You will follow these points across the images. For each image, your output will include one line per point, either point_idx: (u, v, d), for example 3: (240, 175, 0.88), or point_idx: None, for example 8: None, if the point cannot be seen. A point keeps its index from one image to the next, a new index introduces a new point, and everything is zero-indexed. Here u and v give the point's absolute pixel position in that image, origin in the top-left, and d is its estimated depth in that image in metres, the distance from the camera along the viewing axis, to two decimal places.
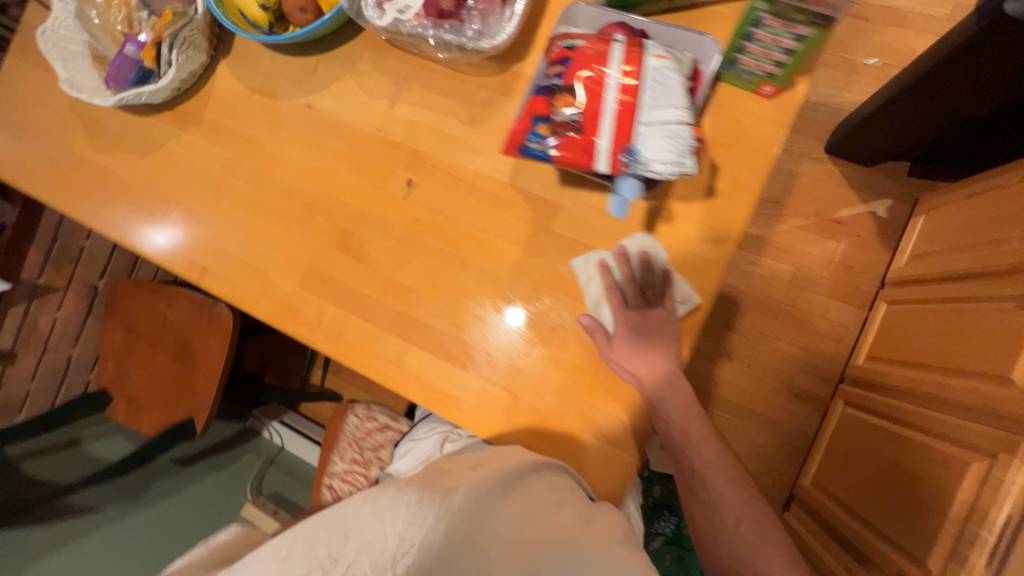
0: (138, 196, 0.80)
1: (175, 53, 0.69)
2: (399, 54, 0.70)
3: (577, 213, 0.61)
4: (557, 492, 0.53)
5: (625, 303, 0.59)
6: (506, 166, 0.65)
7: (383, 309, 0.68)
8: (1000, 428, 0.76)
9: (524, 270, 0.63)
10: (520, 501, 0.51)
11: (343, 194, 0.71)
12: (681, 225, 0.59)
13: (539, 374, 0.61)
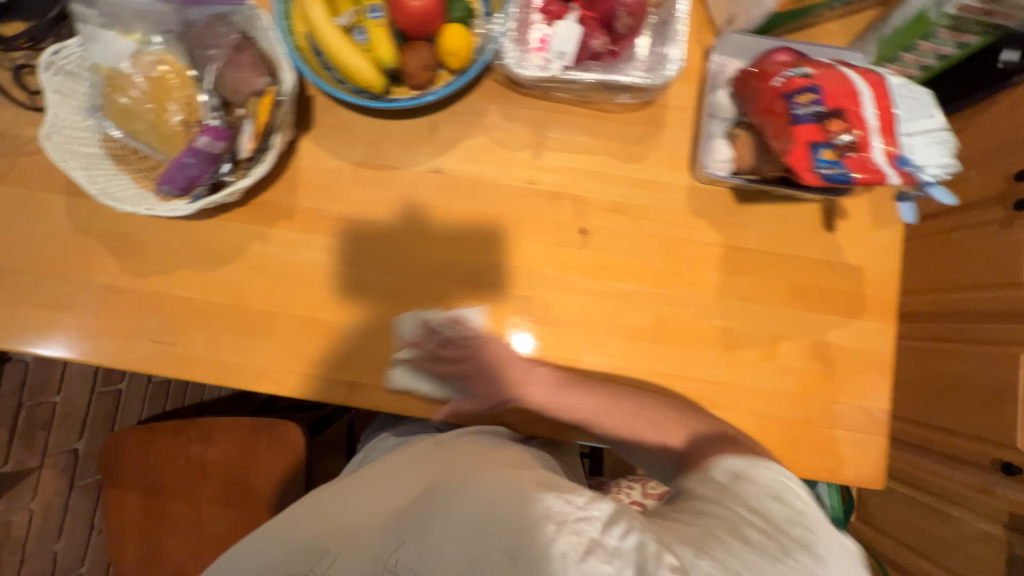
0: (225, 318, 0.64)
1: (276, 139, 0.59)
2: (528, 101, 0.66)
3: (763, 226, 0.64)
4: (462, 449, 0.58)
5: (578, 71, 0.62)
6: (681, 195, 0.65)
7: (594, 369, 0.63)
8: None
9: (730, 292, 0.64)
10: (410, 471, 0.56)
11: (506, 256, 0.64)
12: (855, 217, 0.64)
13: (776, 387, 0.62)
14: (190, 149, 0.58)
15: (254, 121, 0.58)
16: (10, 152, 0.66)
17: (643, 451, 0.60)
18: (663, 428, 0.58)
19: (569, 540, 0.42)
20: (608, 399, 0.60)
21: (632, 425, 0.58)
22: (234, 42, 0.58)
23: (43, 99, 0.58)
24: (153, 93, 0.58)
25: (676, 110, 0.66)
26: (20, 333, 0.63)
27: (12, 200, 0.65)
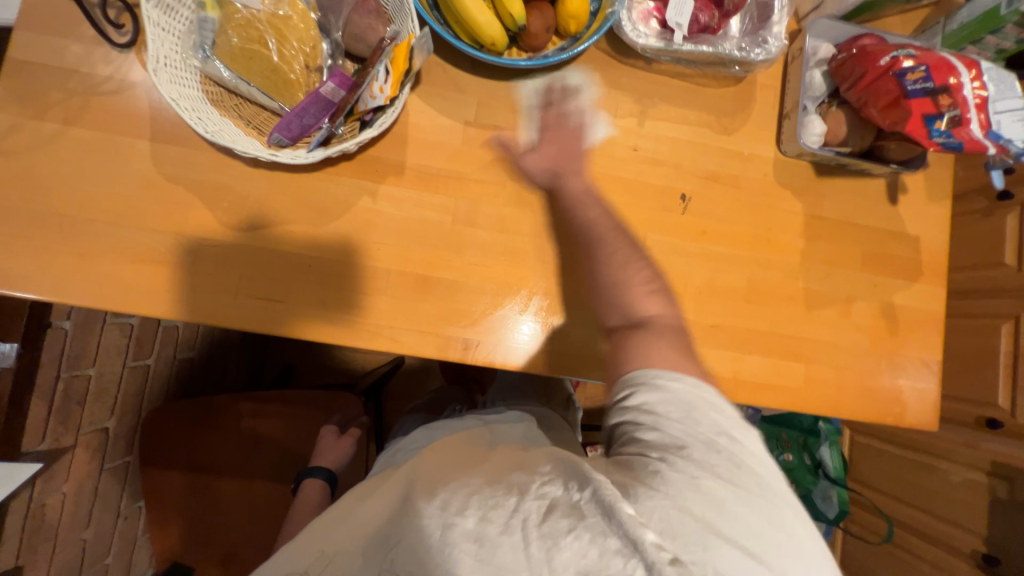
0: (333, 275, 0.62)
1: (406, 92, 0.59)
2: (631, 71, 0.68)
3: (839, 197, 0.71)
4: (445, 454, 0.61)
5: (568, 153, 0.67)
6: (769, 166, 0.70)
7: (694, 327, 0.67)
8: (1009, 297, 1.10)
9: (811, 257, 0.70)
10: (398, 476, 0.60)
11: (612, 219, 0.67)
12: (914, 192, 0.72)
13: (849, 342, 0.69)
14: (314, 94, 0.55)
15: (388, 65, 0.56)
16: (81, 92, 0.60)
17: (609, 316, 0.59)
18: (644, 298, 0.58)
19: (481, 507, 0.44)
20: (612, 266, 0.60)
21: (617, 279, 0.60)
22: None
23: (145, 30, 0.53)
24: (275, 32, 0.55)
25: (765, 87, 0.70)
26: (106, 287, 0.58)
27: (89, 143, 0.59)
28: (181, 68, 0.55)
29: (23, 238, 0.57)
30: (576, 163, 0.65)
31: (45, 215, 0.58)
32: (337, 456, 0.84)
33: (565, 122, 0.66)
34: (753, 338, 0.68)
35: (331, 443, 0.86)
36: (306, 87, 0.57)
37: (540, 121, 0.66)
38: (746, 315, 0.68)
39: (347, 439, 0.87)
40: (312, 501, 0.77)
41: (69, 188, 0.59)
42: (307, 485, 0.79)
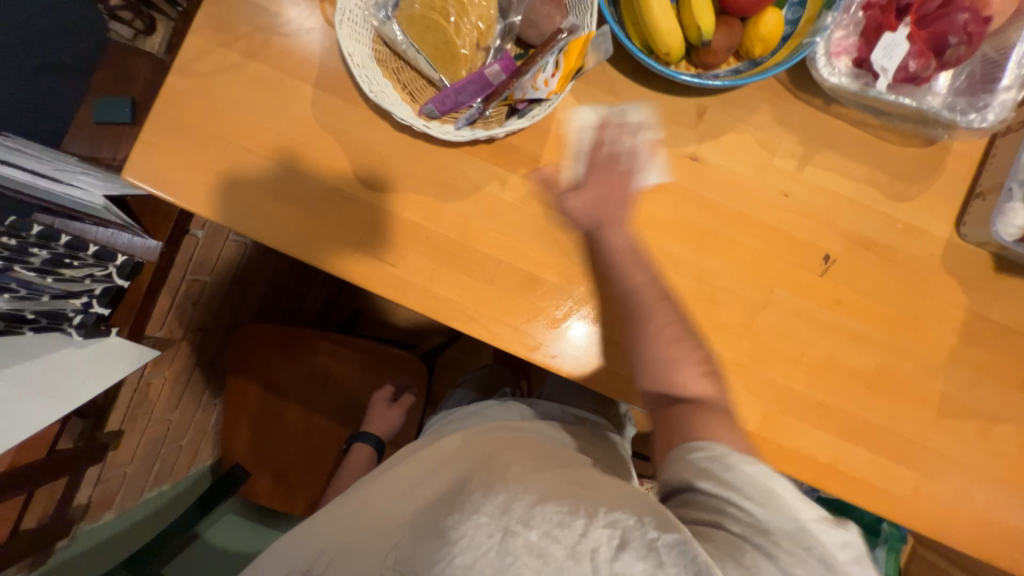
0: (446, 252, 0.62)
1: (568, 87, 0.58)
2: (805, 108, 0.62)
3: (1015, 301, 0.61)
4: (481, 449, 0.61)
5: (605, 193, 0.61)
6: (939, 247, 0.61)
7: (799, 399, 0.61)
8: None
9: (960, 359, 0.61)
10: (430, 467, 0.60)
11: (739, 263, 0.62)
12: None
13: (982, 466, 0.60)
14: (480, 74, 0.56)
15: (559, 59, 0.54)
16: (265, 28, 0.63)
17: (641, 383, 0.56)
18: (687, 368, 0.55)
19: (548, 527, 0.43)
20: (643, 316, 0.57)
21: (659, 331, 0.56)
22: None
23: None
24: (459, 8, 0.56)
25: (960, 157, 0.61)
26: (249, 215, 0.63)
27: (263, 77, 0.63)
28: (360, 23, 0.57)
29: (192, 154, 0.63)
30: (584, 330, 0.61)
31: (213, 137, 0.63)
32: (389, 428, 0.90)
33: (607, 157, 0.62)
34: (865, 429, 0.61)
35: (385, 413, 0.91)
36: (471, 66, 0.57)
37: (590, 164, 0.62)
38: (864, 404, 0.61)
39: (395, 411, 0.91)
40: (361, 465, 0.86)
41: (238, 116, 0.63)
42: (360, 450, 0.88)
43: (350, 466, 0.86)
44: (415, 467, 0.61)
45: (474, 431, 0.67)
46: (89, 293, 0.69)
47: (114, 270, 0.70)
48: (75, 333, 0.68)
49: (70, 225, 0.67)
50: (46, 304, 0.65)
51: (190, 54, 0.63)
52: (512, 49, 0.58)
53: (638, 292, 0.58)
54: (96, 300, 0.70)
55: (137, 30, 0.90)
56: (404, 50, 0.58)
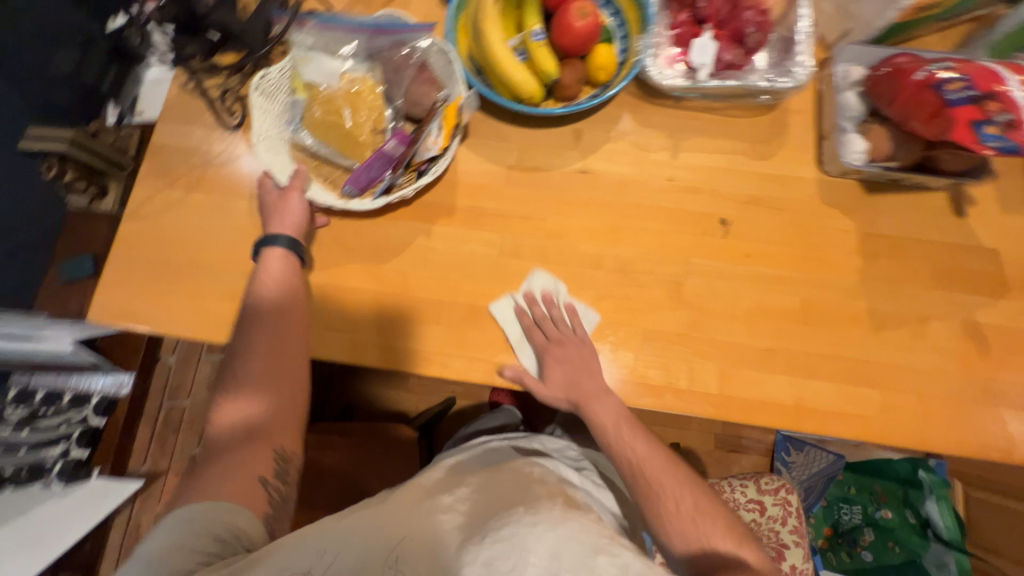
0: (392, 307, 0.68)
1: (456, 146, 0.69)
2: (661, 110, 0.73)
3: (895, 212, 0.68)
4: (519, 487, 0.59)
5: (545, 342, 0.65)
6: (813, 187, 0.70)
7: (746, 350, 0.65)
8: None
9: (871, 275, 0.67)
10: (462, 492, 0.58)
11: (651, 245, 0.69)
12: (983, 204, 0.68)
13: (932, 366, 0.63)
14: (382, 149, 0.65)
15: (440, 122, 0.66)
16: (200, 165, 0.74)
17: (668, 546, 0.60)
18: (713, 534, 0.59)
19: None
20: (654, 488, 0.61)
21: (676, 512, 0.60)
22: (422, 62, 0.68)
23: (251, 112, 0.67)
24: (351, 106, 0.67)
25: (800, 113, 0.72)
26: (209, 321, 0.68)
27: (204, 203, 0.73)
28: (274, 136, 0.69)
29: (150, 282, 0.70)
30: (597, 390, 0.63)
31: (166, 264, 0.71)
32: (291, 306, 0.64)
33: (552, 327, 0.65)
34: (815, 361, 0.64)
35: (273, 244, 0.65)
36: (374, 144, 0.67)
37: (538, 353, 0.65)
38: (805, 338, 0.65)
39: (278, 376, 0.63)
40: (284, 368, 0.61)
41: (186, 240, 0.71)
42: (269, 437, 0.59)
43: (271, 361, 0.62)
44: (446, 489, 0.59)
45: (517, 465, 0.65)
46: (65, 439, 0.77)
47: (90, 411, 0.79)
48: (54, 482, 0.76)
49: (43, 380, 0.75)
50: (24, 456, 0.74)
51: (138, 201, 0.73)
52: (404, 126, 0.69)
53: (647, 466, 0.62)
54: (74, 444, 0.78)
55: (90, 196, 1.01)
56: (318, 151, 0.68)
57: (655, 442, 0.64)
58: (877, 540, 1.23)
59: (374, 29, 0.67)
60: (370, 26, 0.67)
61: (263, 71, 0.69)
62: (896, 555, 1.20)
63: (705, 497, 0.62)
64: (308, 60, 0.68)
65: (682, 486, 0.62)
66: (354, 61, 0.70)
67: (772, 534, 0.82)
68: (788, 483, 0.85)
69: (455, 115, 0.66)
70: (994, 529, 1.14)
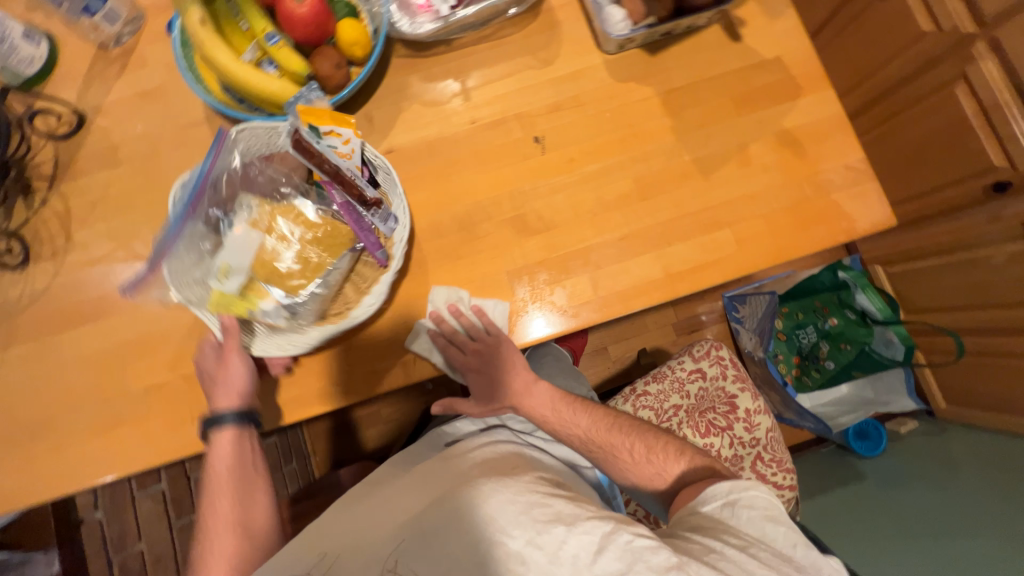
0: (268, 363, 0.65)
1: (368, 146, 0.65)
2: (437, 59, 0.71)
3: (682, 62, 0.70)
4: (474, 461, 0.62)
5: (461, 357, 0.66)
6: (603, 70, 0.70)
7: (604, 247, 0.66)
8: (943, 46, 0.92)
9: (685, 129, 0.69)
10: (427, 475, 0.60)
11: (482, 191, 0.68)
12: (753, 20, 0.70)
13: (764, 185, 0.67)
14: (348, 209, 0.62)
15: (320, 130, 0.58)
16: (5, 318, 0.67)
17: (629, 487, 0.62)
18: (669, 465, 0.59)
19: (532, 530, 0.47)
20: (609, 452, 0.62)
21: (632, 462, 0.60)
22: (252, 156, 0.64)
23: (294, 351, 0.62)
24: (284, 241, 0.61)
25: (563, 7, 0.71)
26: (89, 464, 0.64)
27: (28, 354, 0.67)
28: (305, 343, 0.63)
29: (11, 456, 0.64)
30: (524, 388, 0.67)
31: (19, 431, 0.65)
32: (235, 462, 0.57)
33: (459, 344, 0.65)
34: (667, 228, 0.66)
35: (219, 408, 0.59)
36: (353, 228, 0.63)
37: (460, 371, 0.67)
38: (650, 212, 0.67)
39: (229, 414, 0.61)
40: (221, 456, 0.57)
41: (28, 398, 0.66)
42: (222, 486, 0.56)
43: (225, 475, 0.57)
44: (412, 479, 0.61)
45: (471, 444, 0.68)
46: None
47: None
48: None
49: None
50: None
51: None
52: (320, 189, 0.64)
53: (590, 444, 0.63)
54: None
55: None
56: (329, 282, 0.62)
57: (604, 414, 0.65)
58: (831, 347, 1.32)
59: (190, 206, 0.59)
60: (185, 209, 0.59)
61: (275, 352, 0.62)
62: (849, 353, 1.29)
63: (669, 445, 0.61)
64: (222, 263, 0.60)
65: (639, 437, 0.62)
66: (236, 222, 0.62)
67: (720, 392, 0.87)
68: (716, 341, 0.90)
69: (326, 115, 0.58)
70: (915, 292, 1.24)
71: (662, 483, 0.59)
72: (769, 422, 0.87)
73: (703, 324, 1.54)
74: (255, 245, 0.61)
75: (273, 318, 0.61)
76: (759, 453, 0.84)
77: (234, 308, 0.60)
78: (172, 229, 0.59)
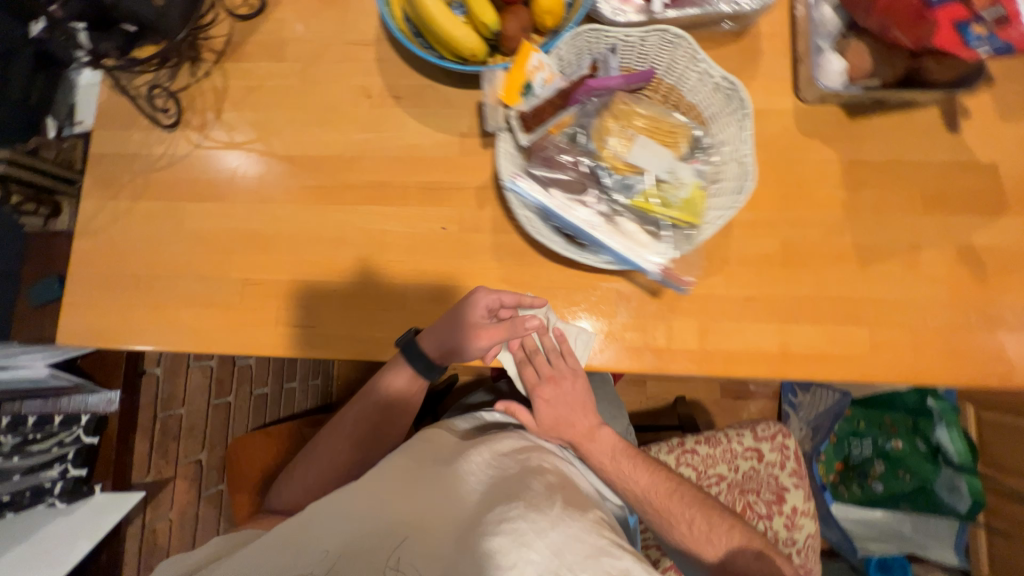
0: (360, 296, 0.66)
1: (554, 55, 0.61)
2: None
3: (880, 136, 0.63)
4: (520, 467, 0.59)
5: (536, 381, 0.67)
6: (790, 116, 0.64)
7: (727, 301, 0.62)
8: None
9: (857, 207, 0.62)
10: (466, 473, 0.58)
11: None
12: (978, 116, 0.62)
13: (925, 296, 0.60)
14: (601, 85, 0.59)
15: (529, 99, 0.58)
16: (143, 172, 0.71)
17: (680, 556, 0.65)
18: (727, 543, 0.62)
19: None
20: (668, 523, 0.64)
21: (689, 533, 0.63)
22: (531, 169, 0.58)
23: (752, 165, 0.57)
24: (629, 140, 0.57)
25: (771, 37, 0.65)
26: (175, 329, 0.67)
27: (153, 210, 0.70)
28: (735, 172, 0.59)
29: (112, 297, 0.68)
30: (591, 428, 0.67)
31: (125, 277, 0.69)
32: (442, 350, 0.62)
33: (542, 365, 0.66)
34: (802, 305, 0.61)
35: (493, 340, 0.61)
36: (619, 91, 0.59)
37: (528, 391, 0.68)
38: (788, 281, 0.61)
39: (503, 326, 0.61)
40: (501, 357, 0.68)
41: (141, 249, 0.69)
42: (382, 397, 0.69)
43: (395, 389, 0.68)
44: (449, 472, 0.58)
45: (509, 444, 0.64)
46: (61, 460, 0.76)
47: (81, 431, 0.77)
48: (58, 501, 0.75)
49: (33, 405, 0.77)
50: (21, 481, 0.74)
51: (87, 216, 0.70)
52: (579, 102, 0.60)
53: (648, 500, 0.64)
54: (72, 464, 0.77)
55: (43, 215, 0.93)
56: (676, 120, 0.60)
57: (661, 470, 0.67)
58: (886, 469, 1.23)
59: (585, 227, 0.56)
60: (579, 224, 0.56)
61: (751, 126, 0.58)
62: (906, 483, 1.20)
63: (727, 518, 0.64)
64: (653, 185, 0.56)
65: (692, 507, 0.64)
66: (613, 160, 0.57)
67: (771, 479, 0.82)
68: (785, 428, 0.84)
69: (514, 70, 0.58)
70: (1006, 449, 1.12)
71: (711, 560, 0.62)
72: (812, 527, 0.81)
73: (750, 393, 1.45)
74: (658, 161, 0.57)
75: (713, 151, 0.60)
76: (791, 553, 0.79)
77: (693, 216, 0.56)
78: (626, 260, 0.56)
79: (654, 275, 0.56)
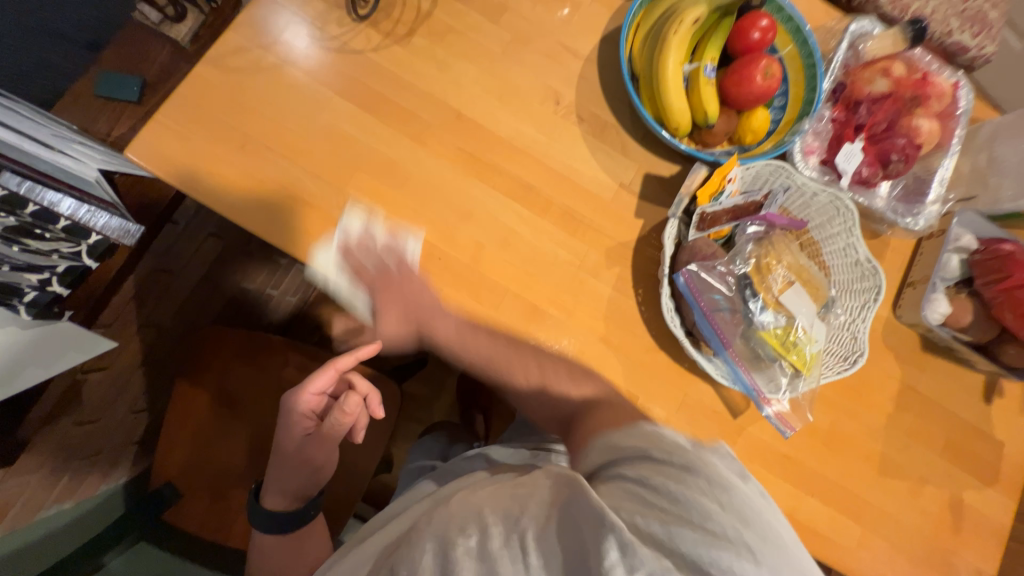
0: (459, 277, 0.64)
1: (746, 171, 0.64)
2: None
3: (937, 375, 0.72)
4: (454, 491, 0.52)
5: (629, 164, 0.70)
6: (881, 324, 0.72)
7: (767, 450, 0.66)
8: None
9: (896, 424, 0.70)
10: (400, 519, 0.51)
11: None
12: (1008, 398, 0.73)
13: (912, 523, 0.68)
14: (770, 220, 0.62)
15: (714, 208, 0.61)
16: (308, 42, 0.66)
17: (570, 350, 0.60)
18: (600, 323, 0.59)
19: (476, 533, 0.37)
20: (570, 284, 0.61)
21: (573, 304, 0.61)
22: (696, 278, 0.58)
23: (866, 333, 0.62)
24: (779, 282, 0.60)
25: (896, 252, 0.73)
26: (261, 210, 0.61)
27: (297, 82, 0.65)
28: (846, 342, 0.64)
29: (208, 142, 0.62)
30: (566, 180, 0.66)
31: (233, 130, 0.63)
32: (306, 480, 0.66)
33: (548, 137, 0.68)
34: (821, 484, 0.67)
35: (331, 433, 0.62)
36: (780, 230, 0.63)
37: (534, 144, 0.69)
38: (821, 459, 0.67)
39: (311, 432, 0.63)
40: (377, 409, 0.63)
41: (264, 112, 0.64)
42: (280, 488, 0.65)
43: (281, 480, 0.65)
44: (395, 523, 0.51)
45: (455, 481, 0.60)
46: (50, 270, 0.66)
47: (85, 249, 0.67)
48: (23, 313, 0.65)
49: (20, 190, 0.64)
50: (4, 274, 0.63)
51: (225, 49, 0.64)
52: (742, 225, 0.63)
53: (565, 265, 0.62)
54: (56, 279, 0.68)
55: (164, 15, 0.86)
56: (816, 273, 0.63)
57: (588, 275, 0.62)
58: None
59: (722, 339, 0.58)
60: (716, 337, 0.58)
61: (872, 315, 0.63)
62: None
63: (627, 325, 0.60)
64: (794, 327, 0.59)
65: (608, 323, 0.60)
66: (766, 300, 0.59)
67: None
68: None
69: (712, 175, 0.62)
70: None
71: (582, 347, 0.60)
72: None
73: None
74: (806, 310, 0.60)
75: (835, 315, 0.65)
76: None
77: (810, 370, 0.60)
78: (743, 385, 0.60)
79: (766, 416, 0.60)
